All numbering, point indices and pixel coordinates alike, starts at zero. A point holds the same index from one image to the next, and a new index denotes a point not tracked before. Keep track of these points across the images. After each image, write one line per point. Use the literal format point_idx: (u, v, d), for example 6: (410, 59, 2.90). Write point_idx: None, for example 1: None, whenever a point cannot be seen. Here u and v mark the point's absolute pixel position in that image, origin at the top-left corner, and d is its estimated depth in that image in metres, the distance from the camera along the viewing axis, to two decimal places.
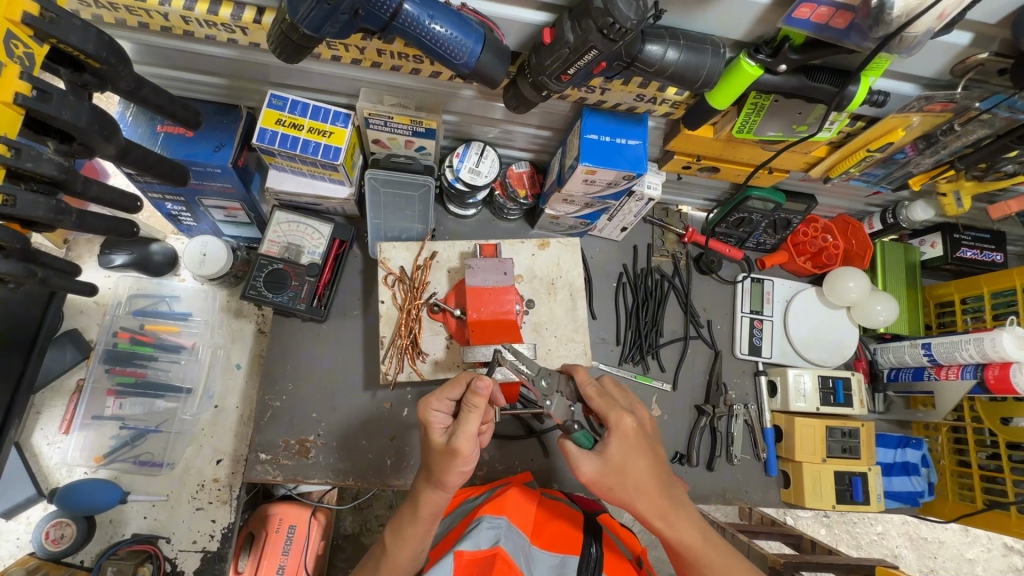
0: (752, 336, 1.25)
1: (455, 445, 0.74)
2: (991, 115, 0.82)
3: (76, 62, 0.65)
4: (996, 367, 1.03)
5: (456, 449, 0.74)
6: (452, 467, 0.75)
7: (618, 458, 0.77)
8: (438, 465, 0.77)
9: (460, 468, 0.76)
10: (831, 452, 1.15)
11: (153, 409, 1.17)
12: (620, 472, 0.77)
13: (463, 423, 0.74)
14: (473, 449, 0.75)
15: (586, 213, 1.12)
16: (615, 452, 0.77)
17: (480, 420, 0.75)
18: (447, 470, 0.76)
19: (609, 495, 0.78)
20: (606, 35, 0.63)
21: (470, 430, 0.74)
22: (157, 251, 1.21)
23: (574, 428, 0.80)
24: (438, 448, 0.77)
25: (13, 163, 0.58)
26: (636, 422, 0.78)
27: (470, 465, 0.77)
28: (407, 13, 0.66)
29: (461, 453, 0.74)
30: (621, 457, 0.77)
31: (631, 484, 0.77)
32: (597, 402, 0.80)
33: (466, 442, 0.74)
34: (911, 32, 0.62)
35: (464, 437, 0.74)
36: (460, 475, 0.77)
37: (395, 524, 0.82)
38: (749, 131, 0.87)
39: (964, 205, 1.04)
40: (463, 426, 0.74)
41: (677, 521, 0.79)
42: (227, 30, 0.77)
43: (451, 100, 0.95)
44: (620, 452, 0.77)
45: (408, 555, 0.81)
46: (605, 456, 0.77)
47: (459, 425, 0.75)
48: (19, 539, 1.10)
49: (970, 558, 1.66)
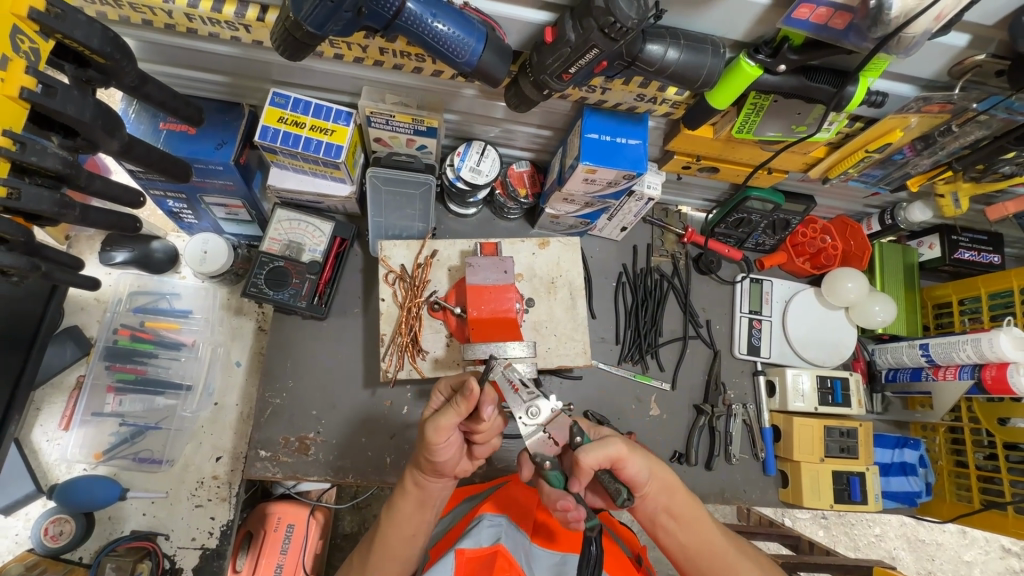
0: (751, 336, 1.25)
1: (424, 430, 0.76)
2: (988, 117, 0.82)
3: (81, 58, 0.65)
4: (993, 367, 1.04)
5: (425, 436, 0.76)
6: (423, 452, 0.78)
7: (619, 434, 0.82)
8: (414, 444, 0.81)
9: (428, 456, 0.78)
10: (829, 452, 1.15)
11: (153, 406, 1.17)
12: (632, 443, 0.81)
13: (441, 414, 0.76)
14: (440, 442, 0.76)
15: (585, 212, 1.13)
16: (614, 431, 0.82)
17: (459, 419, 0.76)
18: (419, 451, 0.79)
19: (638, 468, 0.77)
20: (607, 34, 0.64)
21: (440, 424, 0.75)
22: (158, 249, 1.21)
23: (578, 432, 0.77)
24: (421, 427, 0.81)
25: (19, 157, 0.58)
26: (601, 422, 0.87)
27: (442, 458, 0.78)
28: (410, 11, 0.67)
29: (429, 442, 0.76)
30: (619, 433, 0.82)
31: (644, 453, 0.81)
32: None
33: (434, 433, 0.75)
34: (908, 33, 0.63)
35: (434, 428, 0.75)
36: (431, 462, 0.79)
37: (387, 507, 0.84)
38: (749, 131, 0.87)
39: (961, 206, 1.05)
40: (438, 417, 0.76)
41: (683, 491, 0.83)
42: (231, 28, 0.78)
43: (452, 99, 0.96)
44: (612, 430, 0.83)
45: (403, 533, 0.82)
46: (612, 433, 0.81)
47: (438, 414, 0.76)
48: (17, 536, 1.11)
49: (967, 560, 1.67)
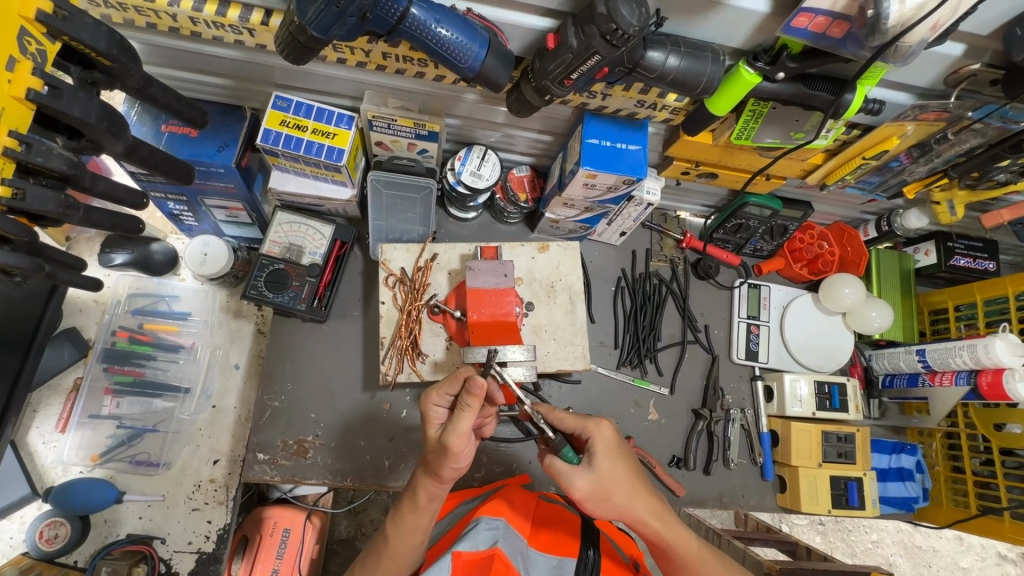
0: (749, 342, 1.26)
1: (445, 442, 0.74)
2: (983, 125, 0.83)
3: (87, 60, 0.66)
4: (989, 373, 1.05)
5: (447, 447, 0.74)
6: (446, 464, 0.76)
7: (607, 469, 0.76)
8: (433, 459, 0.78)
9: (455, 465, 0.76)
10: (827, 457, 1.16)
11: (150, 409, 1.16)
12: (613, 482, 0.76)
13: (455, 422, 0.74)
14: (465, 448, 0.75)
15: (585, 217, 1.14)
16: (605, 466, 0.76)
17: (475, 419, 0.74)
18: (441, 464, 0.76)
19: (601, 509, 0.77)
20: (609, 41, 0.65)
21: (460, 429, 0.73)
22: (158, 251, 1.20)
23: (560, 445, 0.77)
24: (434, 441, 0.79)
25: (24, 158, 0.59)
26: (613, 432, 0.80)
27: (463, 462, 0.77)
28: (413, 17, 0.67)
29: (453, 451, 0.74)
30: (611, 469, 0.76)
31: (624, 495, 0.77)
32: (570, 420, 0.81)
33: (457, 441, 0.74)
34: (904, 42, 0.64)
35: (455, 435, 0.74)
36: (455, 472, 0.78)
37: (396, 514, 0.82)
38: (748, 137, 0.88)
39: (957, 213, 1.06)
40: (454, 423, 0.74)
41: (671, 532, 0.79)
42: (234, 32, 0.78)
43: (454, 104, 0.97)
44: (608, 463, 0.77)
45: (403, 535, 0.81)
46: (594, 469, 0.76)
47: (451, 423, 0.74)
48: (12, 538, 1.10)
49: (964, 567, 1.67)
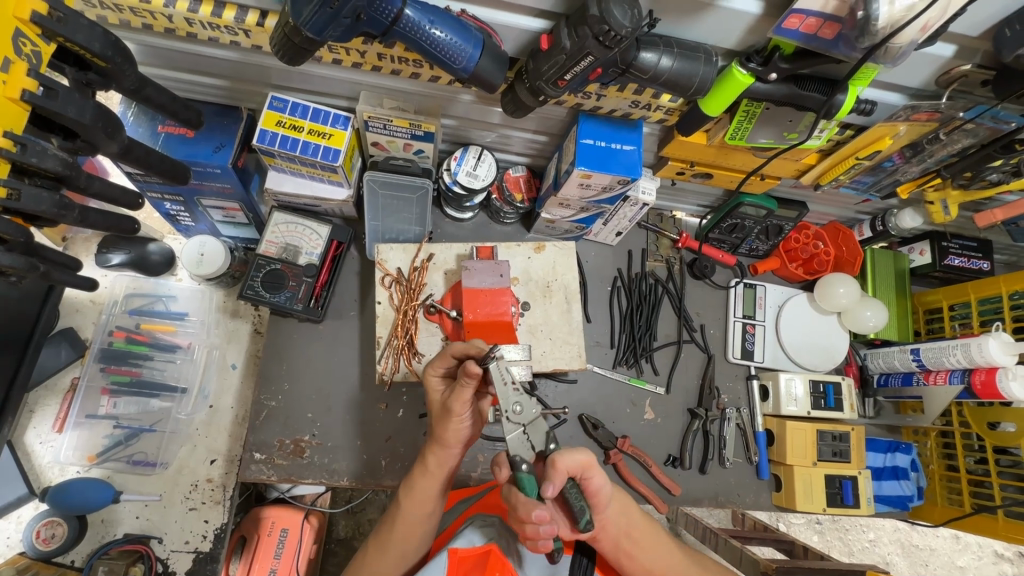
0: (744, 341, 1.27)
1: (448, 404, 0.78)
2: (975, 125, 0.84)
3: (82, 61, 0.66)
4: (982, 372, 1.06)
5: (450, 409, 0.78)
6: (448, 425, 0.80)
7: None
8: (437, 423, 0.81)
9: (457, 427, 0.80)
10: (821, 455, 1.17)
11: (147, 409, 1.16)
12: None
13: (458, 390, 0.77)
14: (467, 410, 0.78)
15: (581, 217, 1.14)
16: None
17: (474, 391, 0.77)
18: (443, 425, 0.80)
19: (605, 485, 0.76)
20: (602, 42, 0.65)
21: (462, 396, 0.77)
22: (154, 251, 1.22)
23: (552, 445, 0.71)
24: (439, 406, 0.82)
25: (19, 158, 0.59)
26: None
27: (465, 427, 0.81)
28: (407, 18, 0.68)
29: (454, 412, 0.78)
30: None
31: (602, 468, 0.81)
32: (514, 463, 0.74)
33: (458, 405, 0.77)
34: (894, 43, 0.64)
35: (457, 402, 0.77)
36: (457, 436, 0.81)
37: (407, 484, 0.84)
38: (741, 137, 0.88)
39: (950, 212, 1.08)
40: (457, 391, 0.77)
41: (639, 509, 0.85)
42: (230, 33, 0.79)
43: (450, 104, 0.97)
44: None
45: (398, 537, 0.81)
46: None
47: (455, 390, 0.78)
48: (9, 538, 1.10)
49: (960, 566, 1.67)
